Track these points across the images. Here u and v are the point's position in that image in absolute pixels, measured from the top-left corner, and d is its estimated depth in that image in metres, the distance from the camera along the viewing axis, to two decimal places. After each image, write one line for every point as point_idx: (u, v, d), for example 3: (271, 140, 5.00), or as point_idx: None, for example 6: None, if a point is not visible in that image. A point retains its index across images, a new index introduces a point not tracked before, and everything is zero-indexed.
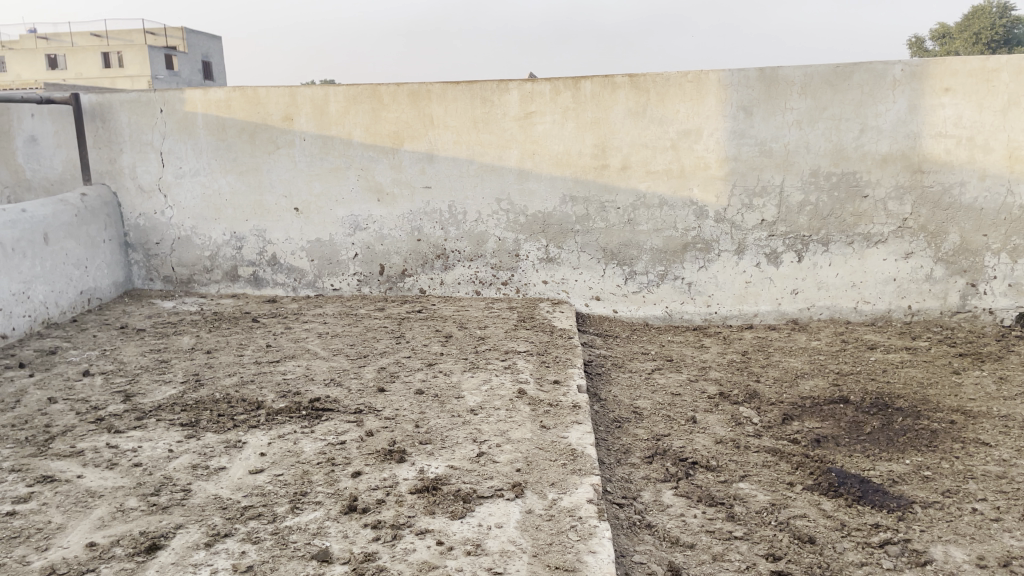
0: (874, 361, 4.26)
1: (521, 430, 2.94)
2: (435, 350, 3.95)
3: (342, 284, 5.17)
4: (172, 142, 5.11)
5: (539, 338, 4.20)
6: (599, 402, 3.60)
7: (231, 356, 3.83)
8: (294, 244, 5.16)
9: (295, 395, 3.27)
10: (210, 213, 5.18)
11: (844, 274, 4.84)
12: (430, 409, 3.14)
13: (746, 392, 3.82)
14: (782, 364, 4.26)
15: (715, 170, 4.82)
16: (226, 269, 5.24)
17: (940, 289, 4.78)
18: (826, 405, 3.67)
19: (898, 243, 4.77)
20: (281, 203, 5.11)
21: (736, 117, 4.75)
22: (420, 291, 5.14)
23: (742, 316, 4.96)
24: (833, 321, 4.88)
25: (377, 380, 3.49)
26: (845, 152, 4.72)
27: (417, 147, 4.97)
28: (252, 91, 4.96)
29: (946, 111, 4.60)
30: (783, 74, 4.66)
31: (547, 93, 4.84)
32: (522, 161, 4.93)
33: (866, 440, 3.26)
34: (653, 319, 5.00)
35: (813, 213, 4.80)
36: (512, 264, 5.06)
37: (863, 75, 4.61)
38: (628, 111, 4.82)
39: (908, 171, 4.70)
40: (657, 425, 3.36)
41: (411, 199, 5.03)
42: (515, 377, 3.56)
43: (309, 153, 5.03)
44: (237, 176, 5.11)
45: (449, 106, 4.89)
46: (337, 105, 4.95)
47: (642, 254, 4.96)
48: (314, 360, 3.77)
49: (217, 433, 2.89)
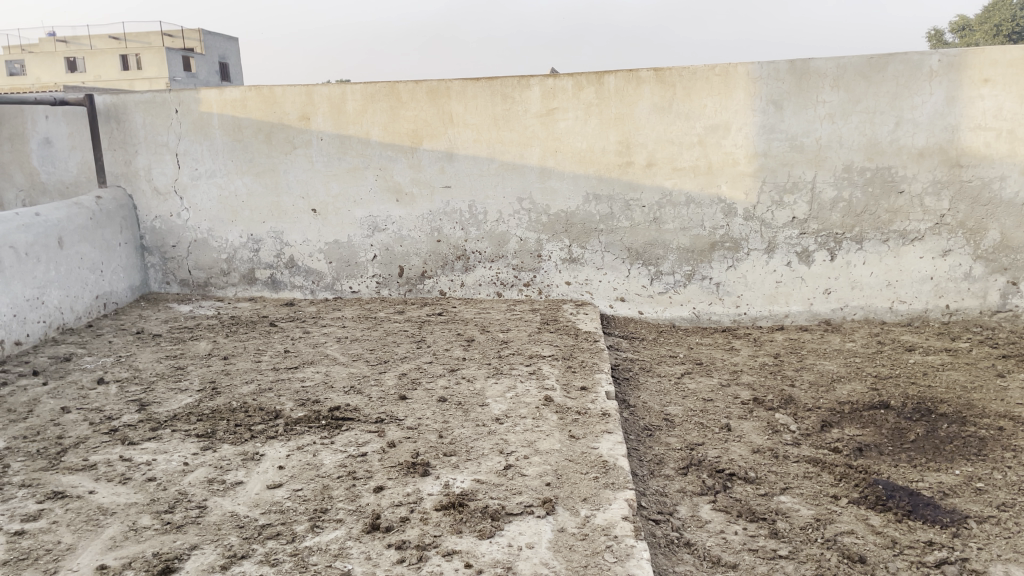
0: (914, 363, 4.10)
1: (549, 441, 2.81)
2: (457, 355, 3.83)
3: (361, 287, 5.07)
4: (187, 143, 5.02)
5: (565, 342, 4.07)
6: (628, 409, 3.46)
7: (248, 362, 3.73)
8: (312, 246, 5.05)
9: (314, 404, 3.16)
10: (226, 215, 5.08)
11: (879, 272, 4.67)
12: (454, 418, 3.02)
13: (781, 398, 3.67)
14: (817, 367, 4.10)
15: (744, 166, 4.67)
16: (243, 272, 5.15)
17: (980, 288, 4.60)
18: (866, 411, 3.51)
19: (936, 241, 4.60)
20: (298, 204, 5.01)
21: (765, 111, 4.59)
22: (440, 293, 5.02)
23: (773, 317, 4.80)
24: (867, 321, 4.72)
25: (398, 387, 3.37)
26: (879, 147, 4.55)
27: (436, 145, 4.85)
28: (268, 90, 4.86)
29: (985, 103, 4.42)
30: (815, 66, 4.50)
31: (570, 89, 4.70)
32: (545, 159, 4.80)
33: (910, 448, 3.11)
34: (680, 321, 4.86)
35: (846, 210, 4.64)
36: (535, 264, 4.93)
37: (898, 66, 4.44)
38: (653, 106, 4.67)
39: (945, 166, 4.52)
40: (690, 433, 3.23)
41: (431, 199, 4.91)
42: (541, 384, 3.43)
43: (327, 153, 4.93)
44: (253, 177, 5.01)
45: (469, 104, 4.77)
46: (354, 104, 4.84)
47: (668, 253, 4.82)
48: (333, 366, 3.66)
49: (233, 444, 2.78)
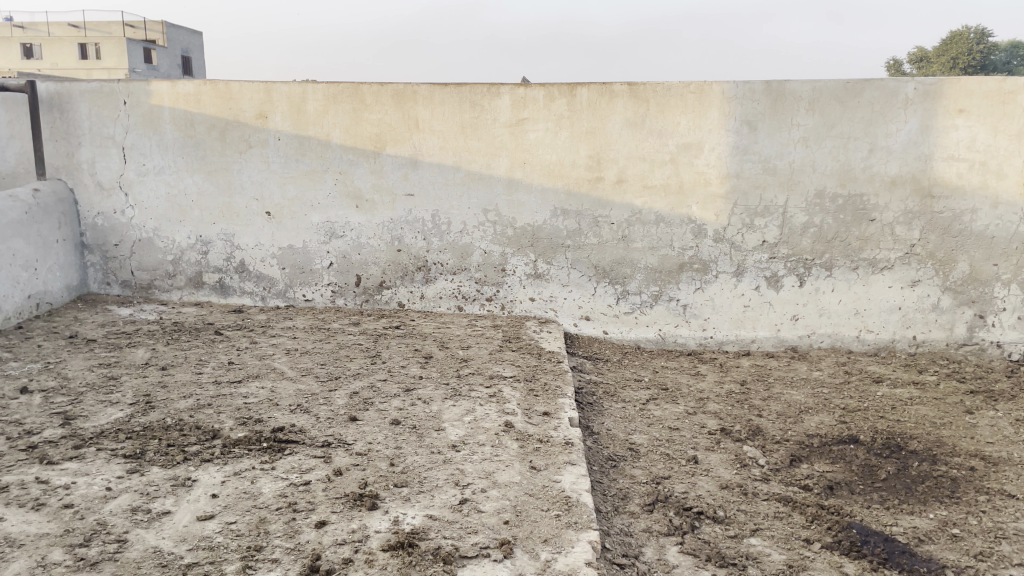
0: (881, 396, 4.00)
1: (508, 473, 2.63)
2: (413, 373, 3.62)
3: (315, 295, 4.83)
4: (135, 137, 4.75)
5: (527, 363, 3.89)
6: (592, 437, 3.30)
7: (188, 374, 3.48)
8: (265, 251, 4.81)
9: (256, 423, 2.93)
10: (174, 215, 4.81)
11: (848, 300, 4.59)
12: (407, 444, 2.82)
13: (749, 429, 3.54)
14: (784, 397, 3.98)
15: (716, 187, 4.56)
16: (189, 275, 4.87)
17: (947, 320, 4.55)
18: (835, 446, 3.40)
19: (905, 271, 4.53)
20: (252, 206, 4.77)
21: (739, 132, 4.49)
22: (398, 304, 4.81)
23: (739, 342, 4.68)
24: (834, 350, 4.63)
25: (349, 407, 3.15)
26: (852, 173, 4.48)
27: (400, 151, 4.65)
28: (224, 85, 4.62)
29: (959, 133, 4.38)
30: (791, 88, 4.41)
31: (541, 99, 4.55)
32: (512, 170, 4.63)
33: (881, 489, 3.00)
34: (645, 342, 4.71)
35: (817, 236, 4.55)
36: (498, 279, 4.75)
37: (875, 92, 4.37)
38: (625, 121, 4.54)
39: (918, 196, 4.46)
40: (656, 465, 3.07)
41: (392, 206, 4.71)
42: (501, 407, 3.25)
43: (284, 154, 4.70)
44: (205, 176, 4.76)
45: (435, 109, 4.59)
46: (315, 104, 4.62)
47: (636, 272, 4.68)
48: (280, 381, 3.43)
49: (164, 467, 2.55)
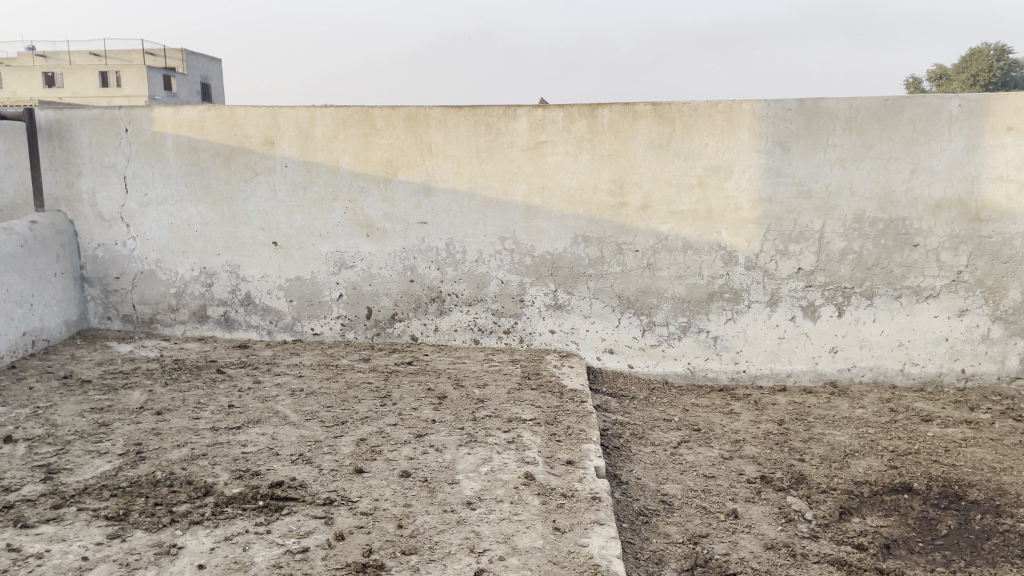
0: (932, 437, 3.68)
1: (529, 536, 2.36)
2: (426, 417, 3.36)
3: (324, 328, 4.60)
4: (137, 165, 4.56)
5: (548, 403, 3.62)
6: (620, 488, 3.02)
7: (184, 420, 3.24)
8: (271, 283, 4.59)
9: (253, 477, 2.68)
10: (177, 246, 4.61)
11: (891, 331, 4.30)
12: (417, 501, 2.56)
13: (791, 476, 3.24)
14: (826, 438, 3.68)
15: (747, 212, 4.29)
16: (193, 308, 4.65)
17: (998, 351, 4.24)
18: (887, 496, 3.10)
19: (951, 299, 4.24)
20: (258, 236, 4.56)
21: (771, 153, 4.23)
22: (411, 338, 4.56)
23: (774, 376, 4.39)
24: (877, 384, 4.32)
25: (355, 457, 2.90)
26: (893, 196, 4.20)
27: (412, 177, 4.43)
28: (229, 110, 4.44)
29: (1008, 153, 4.09)
30: (826, 106, 4.15)
31: (560, 121, 4.32)
32: (530, 196, 4.40)
33: (944, 547, 2.70)
34: (673, 377, 4.43)
35: (856, 263, 4.27)
36: (516, 310, 4.50)
37: (916, 109, 4.11)
38: (650, 144, 4.30)
39: (964, 219, 4.18)
40: (691, 521, 2.79)
41: (404, 235, 4.48)
42: (521, 455, 2.98)
43: (291, 181, 4.49)
44: (209, 206, 4.56)
45: (450, 133, 4.37)
46: (323, 129, 4.42)
47: (662, 303, 4.41)
48: (281, 427, 3.18)
49: (148, 532, 2.30)
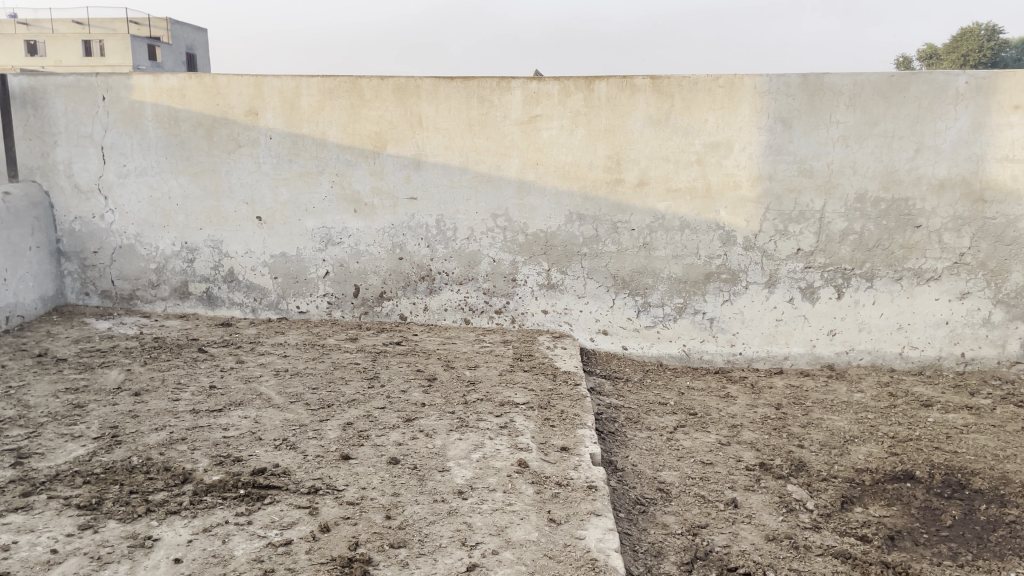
0: (933, 423, 3.61)
1: (523, 528, 2.26)
2: (415, 400, 3.25)
3: (310, 307, 4.46)
4: (115, 135, 4.39)
5: (540, 386, 3.51)
6: (616, 475, 2.93)
7: (163, 401, 3.11)
8: (255, 258, 4.44)
9: (234, 463, 2.56)
10: (157, 220, 4.45)
11: (890, 314, 4.21)
12: (406, 490, 2.45)
13: (791, 463, 3.16)
14: (825, 424, 3.60)
15: (746, 191, 4.17)
16: (174, 284, 4.50)
17: (998, 335, 4.16)
18: (889, 485, 3.01)
19: (953, 282, 4.15)
20: (241, 210, 4.41)
21: (773, 130, 4.11)
22: (400, 317, 4.44)
23: (771, 359, 4.30)
24: (875, 368, 4.24)
25: (341, 442, 2.78)
26: (896, 175, 4.09)
27: (401, 151, 4.28)
28: (211, 79, 4.26)
29: (1014, 132, 3.98)
30: (829, 82, 4.02)
31: (556, 94, 4.17)
32: (523, 172, 4.26)
33: (950, 539, 2.62)
34: (668, 359, 4.33)
35: (857, 244, 4.17)
36: (508, 289, 4.38)
37: (922, 86, 3.99)
38: (648, 119, 4.16)
39: (968, 200, 4.07)
40: (689, 511, 2.70)
41: (393, 211, 4.34)
42: (514, 441, 2.87)
43: (276, 153, 4.33)
44: (191, 178, 4.40)
45: (441, 105, 4.22)
46: (310, 99, 4.25)
47: (658, 283, 4.30)
48: (265, 410, 3.05)
49: (121, 522, 2.18)
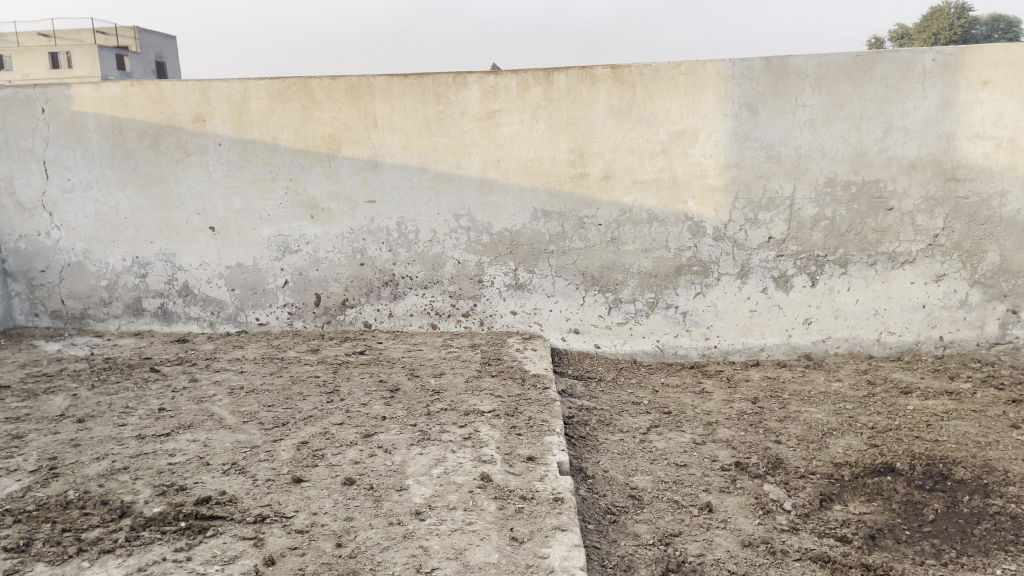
0: (913, 411, 3.51)
1: (483, 549, 2.13)
2: (376, 413, 3.11)
3: (270, 318, 4.30)
4: (57, 149, 4.22)
5: (508, 392, 3.37)
6: (586, 483, 2.81)
7: (108, 427, 2.95)
8: (210, 271, 4.28)
9: (177, 493, 2.42)
10: (106, 235, 4.29)
11: (866, 300, 4.11)
12: (360, 513, 2.31)
13: (768, 461, 3.04)
14: (802, 417, 3.49)
15: (714, 180, 4.06)
16: (127, 301, 4.33)
17: (976, 317, 4.07)
18: (869, 479, 2.91)
19: (928, 265, 4.06)
20: (193, 221, 4.25)
21: (738, 116, 3.99)
22: (364, 325, 4.29)
23: (747, 351, 4.19)
24: (853, 355, 4.14)
25: (294, 464, 2.64)
26: (866, 157, 3.99)
27: (357, 153, 4.13)
28: (155, 86, 4.10)
29: (984, 108, 3.89)
30: (793, 65, 3.91)
31: (514, 88, 4.04)
32: (485, 169, 4.12)
33: (933, 535, 2.51)
34: (642, 356, 4.21)
35: (829, 229, 4.06)
36: (474, 291, 4.24)
37: (888, 65, 3.89)
38: (610, 110, 4.03)
39: (940, 180, 3.98)
40: (662, 518, 2.58)
41: (352, 215, 4.19)
42: (478, 453, 2.74)
43: (226, 160, 4.17)
44: (138, 190, 4.23)
45: (396, 104, 4.07)
46: (259, 103, 4.10)
47: (628, 278, 4.18)
48: (216, 432, 2.90)
49: (50, 565, 2.03)
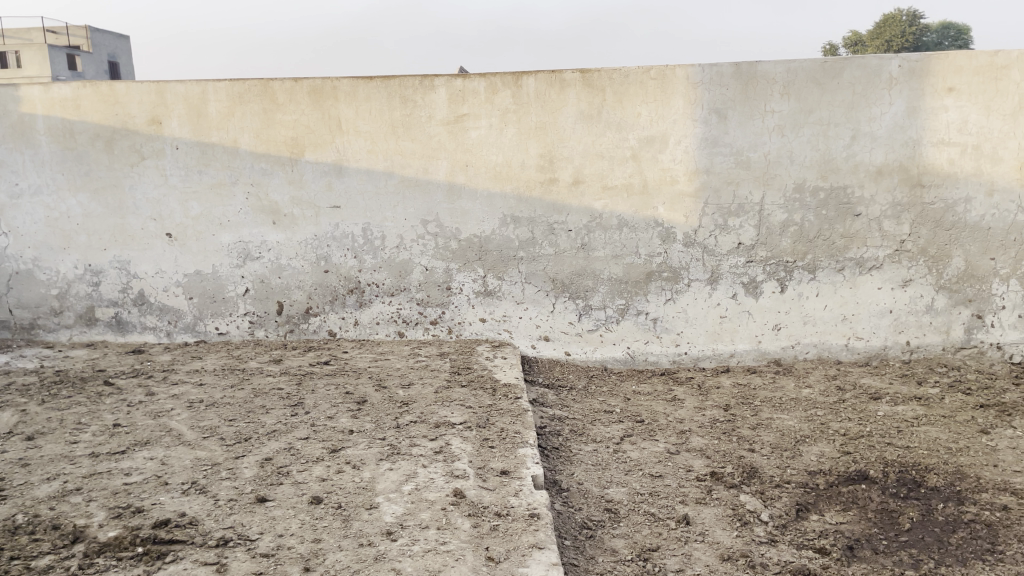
0: (883, 417, 3.51)
1: (458, 570, 2.05)
2: (343, 426, 3.01)
3: (230, 327, 4.16)
4: (4, 152, 4.04)
5: (479, 402, 3.29)
6: (560, 496, 2.74)
7: (59, 446, 2.80)
8: (167, 278, 4.13)
9: (134, 516, 2.29)
10: (57, 242, 4.11)
11: (834, 305, 4.12)
12: (328, 534, 2.21)
13: (743, 470, 3.01)
14: (774, 424, 3.47)
15: (683, 186, 4.03)
16: (80, 311, 4.16)
17: (942, 322, 4.10)
18: (844, 487, 2.89)
19: (895, 270, 4.07)
20: (149, 227, 4.09)
21: (707, 122, 3.97)
22: (328, 334, 4.17)
23: (717, 358, 4.16)
24: (821, 361, 4.14)
25: (258, 482, 2.53)
26: (834, 163, 4.00)
27: (321, 157, 4.02)
28: (108, 87, 3.95)
29: (949, 115, 3.92)
30: (762, 70, 3.90)
31: (482, 92, 3.97)
32: (452, 174, 4.04)
33: (910, 544, 2.50)
34: (613, 363, 4.16)
35: (798, 235, 4.06)
36: (442, 298, 4.15)
37: (855, 71, 3.90)
38: (580, 114, 3.98)
39: (906, 186, 4.00)
40: (639, 532, 2.53)
41: (315, 221, 4.08)
42: (450, 468, 2.66)
43: (184, 164, 4.03)
44: (91, 195, 4.07)
45: (360, 107, 3.98)
46: (218, 106, 3.97)
47: (599, 284, 4.13)
48: (174, 449, 2.78)
49: None
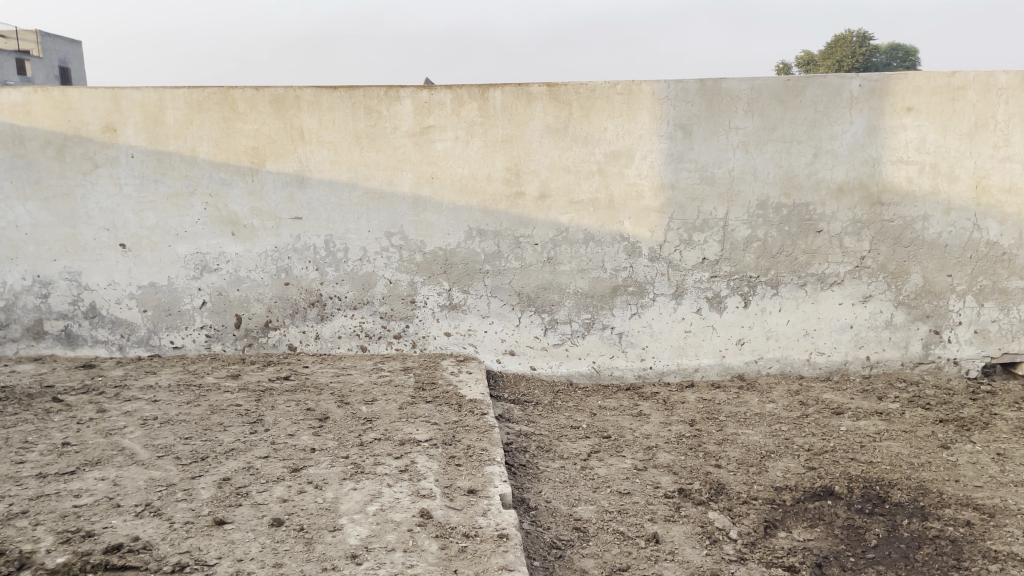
0: (846, 432, 3.54)
1: None
2: (305, 444, 2.92)
3: (185, 341, 4.04)
4: None
5: (444, 418, 3.23)
6: (528, 516, 2.69)
7: (3, 466, 2.67)
8: (121, 290, 3.99)
9: (84, 540, 2.18)
10: (4, 252, 3.96)
11: (797, 320, 4.15)
12: (290, 559, 2.13)
13: (710, 487, 2.99)
14: (740, 439, 3.47)
15: (649, 201, 4.04)
16: (27, 324, 4.00)
17: (901, 337, 4.16)
18: (811, 503, 2.89)
19: (855, 286, 4.12)
20: (102, 237, 3.96)
21: (673, 137, 3.99)
22: (288, 348, 4.07)
23: (682, 372, 4.16)
24: (784, 376, 4.16)
25: (216, 504, 2.43)
26: (796, 180, 4.04)
27: (282, 167, 3.94)
28: (60, 93, 3.82)
29: (908, 134, 4.00)
30: (726, 87, 3.93)
31: (448, 103, 3.93)
32: (417, 186, 3.99)
33: (877, 561, 2.50)
34: (578, 378, 4.13)
35: (761, 250, 4.09)
36: (406, 312, 4.08)
37: (817, 90, 3.96)
38: (546, 128, 3.97)
39: (867, 203, 4.06)
40: (609, 552, 2.49)
41: (276, 233, 3.99)
42: (416, 487, 2.59)
43: (139, 173, 3.91)
44: (41, 204, 3.93)
45: (324, 117, 3.91)
46: (176, 113, 3.86)
47: (564, 298, 4.11)
48: (127, 469, 2.66)
49: None
